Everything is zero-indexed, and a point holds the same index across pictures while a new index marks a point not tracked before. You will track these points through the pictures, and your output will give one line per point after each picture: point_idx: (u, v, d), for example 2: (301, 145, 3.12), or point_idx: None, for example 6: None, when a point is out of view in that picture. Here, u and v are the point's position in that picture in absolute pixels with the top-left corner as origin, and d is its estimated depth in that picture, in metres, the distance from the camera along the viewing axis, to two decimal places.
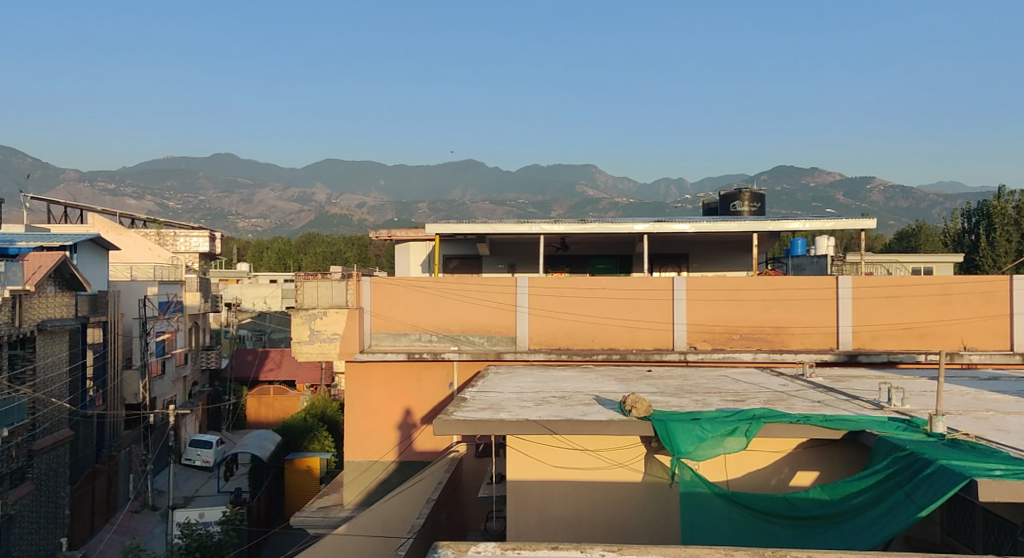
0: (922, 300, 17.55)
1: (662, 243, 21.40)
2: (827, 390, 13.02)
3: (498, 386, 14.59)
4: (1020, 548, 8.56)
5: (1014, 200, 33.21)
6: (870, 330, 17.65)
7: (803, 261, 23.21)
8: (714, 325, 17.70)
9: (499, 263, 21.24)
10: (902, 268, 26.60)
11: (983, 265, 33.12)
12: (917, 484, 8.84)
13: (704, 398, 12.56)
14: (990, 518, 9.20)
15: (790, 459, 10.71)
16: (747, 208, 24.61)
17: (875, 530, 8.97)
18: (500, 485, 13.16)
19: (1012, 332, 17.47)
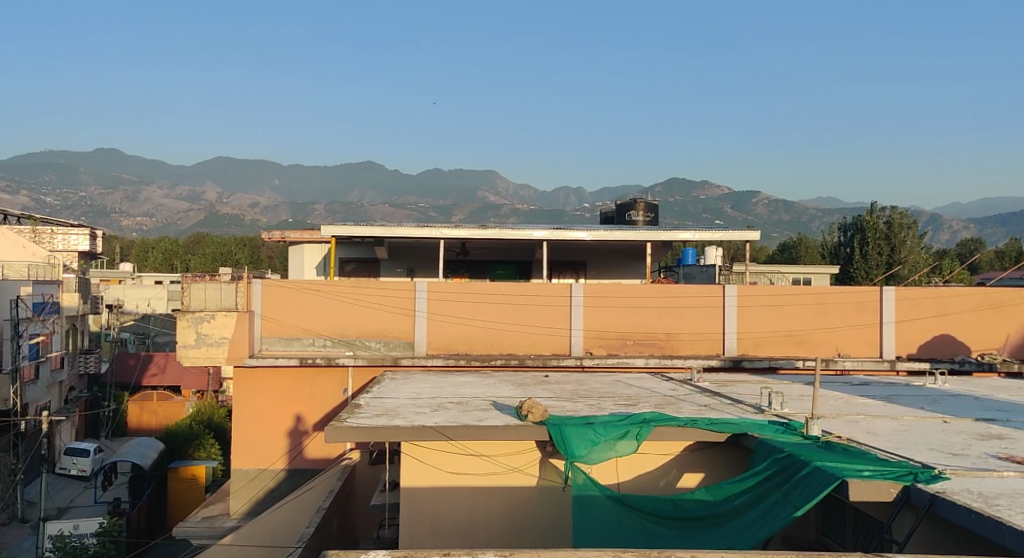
0: (804, 309, 18.14)
1: (559, 250, 21.55)
2: (713, 394, 13.31)
3: (392, 392, 14.37)
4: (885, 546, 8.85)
5: (886, 216, 34.75)
6: (756, 337, 18.14)
7: (694, 270, 23.72)
8: (609, 331, 17.90)
9: (397, 267, 21.03)
10: (785, 279, 27.52)
11: (857, 276, 34.47)
12: (793, 485, 8.97)
13: (598, 403, 12.66)
14: (858, 517, 9.56)
15: (678, 461, 10.88)
16: (641, 217, 25.00)
17: (753, 530, 9.04)
18: (394, 492, 13.00)
19: (881, 339, 18.22)
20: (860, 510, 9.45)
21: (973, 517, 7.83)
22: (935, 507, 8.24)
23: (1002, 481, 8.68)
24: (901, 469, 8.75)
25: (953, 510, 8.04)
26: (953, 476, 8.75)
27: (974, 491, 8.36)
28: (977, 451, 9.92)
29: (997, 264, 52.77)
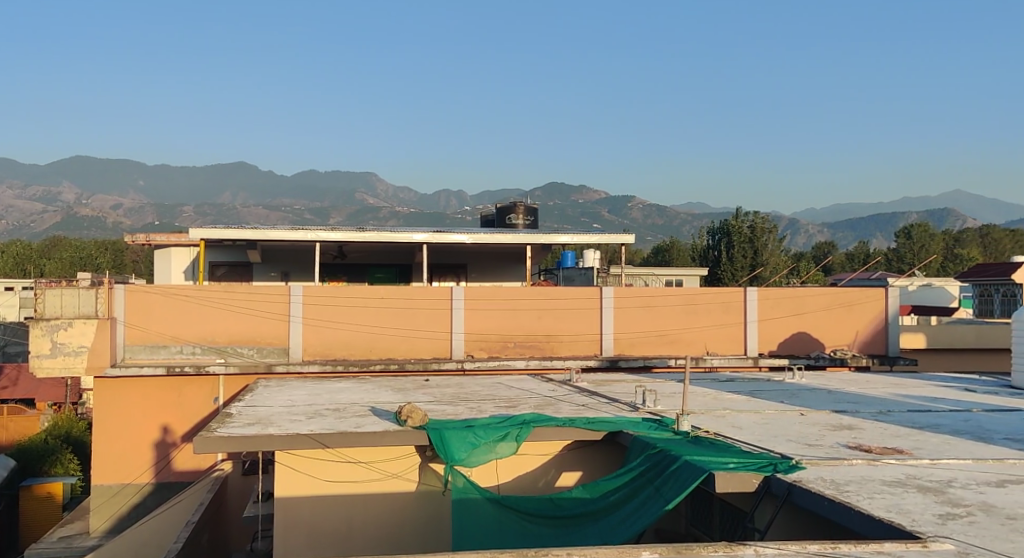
0: (675, 309, 18.56)
1: (438, 253, 21.38)
2: (590, 394, 13.43)
3: (265, 400, 13.90)
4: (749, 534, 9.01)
5: (749, 220, 36.13)
6: (632, 337, 18.43)
7: (573, 273, 23.98)
8: (489, 333, 17.86)
9: (271, 271, 20.48)
10: (658, 281, 28.16)
11: (723, 278, 35.59)
12: (665, 479, 8.95)
13: (478, 405, 12.59)
14: (724, 509, 9.79)
15: (556, 461, 10.90)
16: (521, 221, 25.10)
17: (627, 525, 8.86)
18: (267, 503, 12.57)
19: (747, 338, 18.80)
20: (727, 502, 9.64)
21: (825, 503, 7.80)
22: (793, 495, 8.30)
23: (853, 468, 8.97)
24: (762, 461, 8.92)
25: (808, 497, 8.05)
26: (809, 466, 8.99)
27: (827, 479, 8.49)
28: (831, 441, 10.29)
29: (850, 266, 55.62)
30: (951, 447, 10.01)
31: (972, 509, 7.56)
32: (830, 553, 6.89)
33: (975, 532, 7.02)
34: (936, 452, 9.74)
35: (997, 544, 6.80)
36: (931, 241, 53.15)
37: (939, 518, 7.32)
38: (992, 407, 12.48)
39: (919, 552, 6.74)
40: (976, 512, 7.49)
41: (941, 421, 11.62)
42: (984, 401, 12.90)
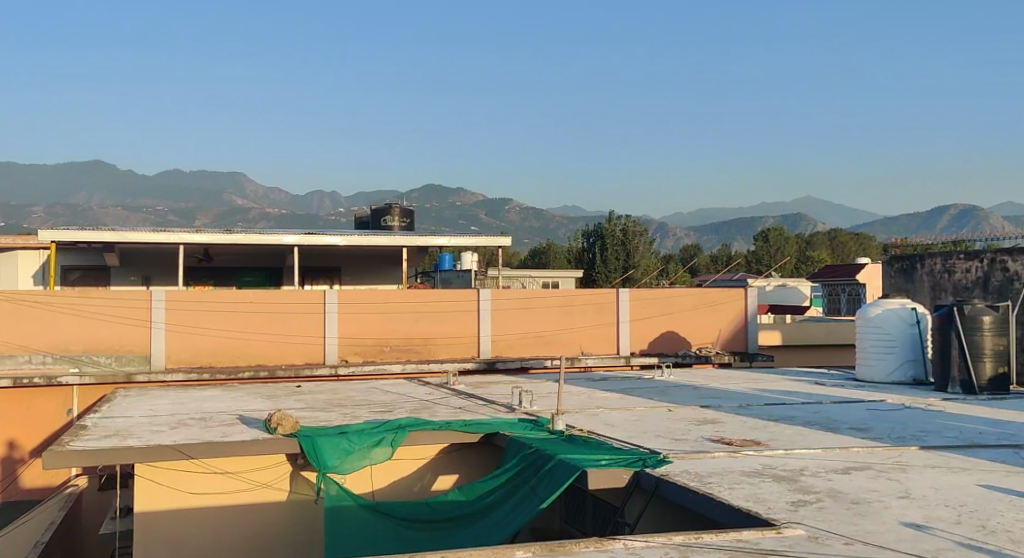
0: (549, 311, 18.77)
1: (311, 255, 20.94)
2: (465, 396, 13.40)
3: (124, 411, 13.26)
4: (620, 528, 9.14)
5: (621, 223, 36.96)
6: (509, 339, 18.52)
7: (450, 275, 23.91)
8: (364, 338, 17.59)
9: (131, 276, 19.62)
10: (535, 282, 28.40)
11: (597, 280, 36.19)
12: (540, 479, 8.77)
13: (352, 411, 12.37)
14: (596, 503, 9.92)
15: (432, 465, 10.77)
16: (397, 223, 24.85)
17: (504, 525, 8.62)
18: (126, 519, 12.01)
19: (619, 338, 19.17)
20: (599, 499, 9.75)
21: (689, 495, 7.97)
22: (660, 489, 8.40)
23: (715, 460, 9.23)
24: (632, 457, 9.06)
25: (676, 491, 8.16)
26: (676, 460, 9.17)
27: (691, 471, 8.69)
28: (696, 435, 10.58)
29: (713, 267, 57.64)
30: (804, 437, 10.44)
31: (821, 495, 7.85)
32: (693, 543, 6.77)
33: (823, 517, 7.18)
34: (790, 442, 10.13)
35: (843, 527, 6.90)
36: (787, 244, 55.73)
37: (792, 505, 7.55)
38: (842, 399, 13.10)
39: (774, 537, 6.75)
40: (825, 498, 7.77)
41: (796, 413, 12.11)
42: (835, 394, 13.53)
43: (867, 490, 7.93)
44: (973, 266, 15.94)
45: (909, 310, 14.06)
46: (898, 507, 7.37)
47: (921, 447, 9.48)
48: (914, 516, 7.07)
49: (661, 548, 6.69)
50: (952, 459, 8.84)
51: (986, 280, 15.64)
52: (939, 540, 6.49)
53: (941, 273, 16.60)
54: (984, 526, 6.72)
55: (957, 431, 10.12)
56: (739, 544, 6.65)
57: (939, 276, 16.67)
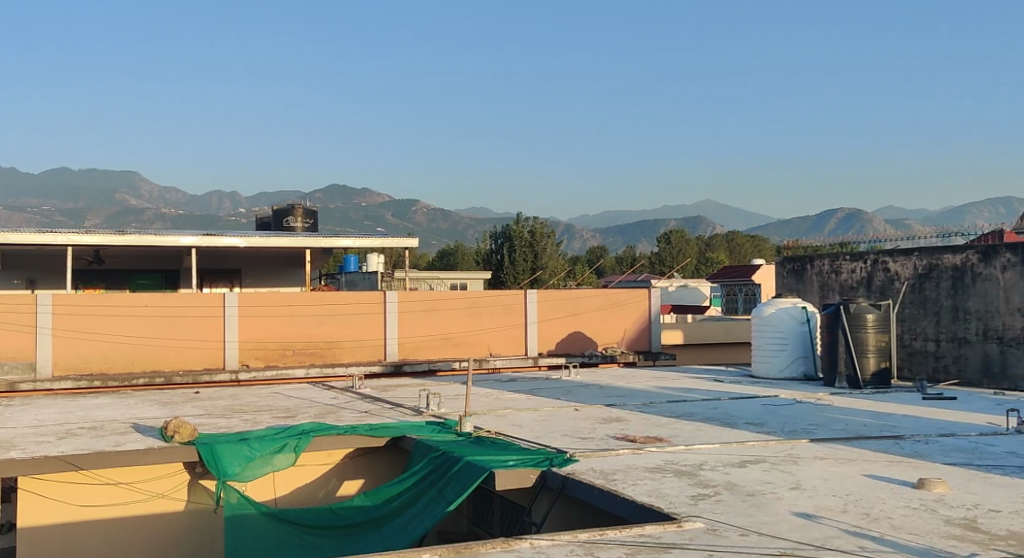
0: (455, 312, 18.73)
1: (209, 257, 20.40)
2: (371, 400, 13.24)
3: (8, 421, 12.66)
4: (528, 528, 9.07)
5: (529, 225, 37.17)
6: (415, 341, 18.40)
7: (355, 277, 23.64)
8: (266, 342, 17.22)
9: (16, 279, 18.81)
10: (442, 284, 28.31)
11: (506, 282, 36.26)
12: (447, 481, 8.57)
13: (253, 417, 12.09)
14: (505, 505, 9.86)
15: (337, 471, 10.45)
16: (300, 223, 24.43)
17: (411, 528, 8.34)
18: (11, 535, 11.47)
19: (526, 339, 19.26)
20: (506, 499, 9.70)
21: (596, 493, 8.01)
22: (567, 488, 8.43)
23: (620, 457, 9.33)
24: (539, 457, 9.03)
25: (582, 489, 8.20)
26: (581, 459, 9.23)
27: (597, 470, 8.76)
28: (601, 433, 10.69)
29: (618, 269, 58.57)
30: (704, 433, 10.66)
31: (719, 488, 8.01)
32: (598, 539, 6.77)
33: (720, 510, 7.32)
34: (691, 438, 10.32)
35: (740, 519, 7.04)
36: (688, 246, 57.02)
37: (692, 499, 7.68)
38: (740, 395, 13.42)
39: (675, 531, 6.83)
40: (722, 491, 7.93)
41: (696, 410, 12.35)
42: (733, 390, 13.86)
43: (761, 483, 8.13)
44: (858, 267, 16.53)
45: (799, 309, 14.59)
46: (789, 498, 7.57)
47: (811, 440, 9.78)
48: (805, 507, 7.27)
49: (566, 545, 6.65)
50: (840, 450, 9.13)
51: (869, 280, 16.25)
52: (827, 528, 6.68)
53: (829, 273, 17.17)
54: (868, 513, 6.95)
55: (844, 424, 10.47)
56: (642, 539, 6.69)
57: (827, 276, 17.23)
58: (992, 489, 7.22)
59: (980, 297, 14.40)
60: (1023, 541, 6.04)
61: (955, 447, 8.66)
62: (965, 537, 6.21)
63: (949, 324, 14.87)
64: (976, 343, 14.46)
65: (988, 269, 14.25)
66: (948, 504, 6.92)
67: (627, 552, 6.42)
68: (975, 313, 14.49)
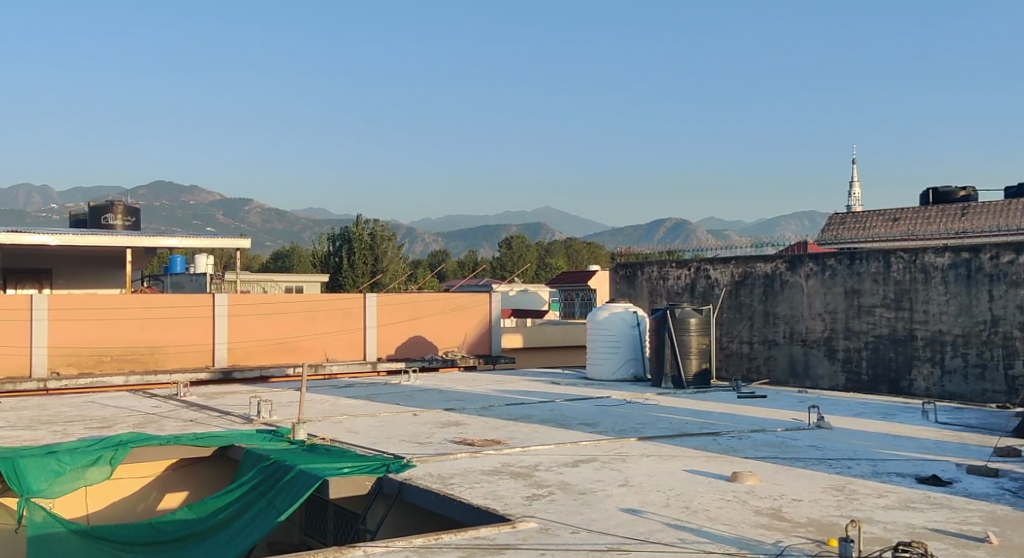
0: (289, 316, 18.35)
1: (18, 255, 19.13)
2: (198, 408, 12.80)
3: None
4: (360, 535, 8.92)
5: (368, 228, 36.81)
6: (247, 346, 17.90)
7: (182, 279, 22.80)
8: (81, 347, 16.36)
9: None
10: (276, 287, 27.69)
11: (344, 285, 35.72)
12: (278, 491, 8.36)
13: (65, 428, 11.44)
14: (338, 513, 9.70)
15: (159, 483, 10.02)
16: (120, 221, 23.32)
17: (239, 539, 8.08)
18: None
19: (364, 343, 19.10)
20: (340, 507, 9.56)
21: (432, 496, 8.03)
22: (403, 493, 8.41)
23: (457, 461, 9.39)
24: (375, 464, 8.95)
25: (418, 494, 8.20)
26: (419, 464, 9.23)
27: (434, 474, 8.78)
28: (439, 437, 10.74)
29: (460, 273, 58.85)
30: (539, 434, 10.87)
31: (553, 488, 8.20)
32: (433, 544, 6.76)
33: (553, 509, 7.50)
34: (526, 440, 10.52)
35: (570, 517, 7.23)
36: (528, 251, 57.92)
37: (527, 500, 7.82)
38: (574, 396, 13.77)
39: (509, 532, 6.94)
40: (555, 490, 8.12)
41: (532, 412, 12.58)
42: (567, 392, 14.19)
43: (592, 481, 8.38)
44: (683, 273, 17.28)
45: (631, 313, 15.21)
46: (618, 494, 7.85)
47: (640, 438, 10.16)
48: (632, 502, 7.55)
49: (400, 552, 6.63)
50: (664, 447, 9.52)
51: (692, 286, 17.03)
52: (651, 522, 6.95)
53: (658, 279, 17.85)
54: (688, 506, 7.28)
55: (669, 422, 10.94)
56: (476, 541, 6.76)
57: (655, 282, 17.91)
58: (796, 479, 7.71)
59: (787, 303, 15.37)
60: (821, 527, 6.48)
61: (765, 442, 9.20)
62: (772, 525, 6.60)
63: (761, 328, 15.77)
64: (783, 345, 15.41)
65: (794, 277, 15.24)
66: (758, 495, 7.36)
67: (461, 555, 6.46)
68: (783, 317, 15.44)
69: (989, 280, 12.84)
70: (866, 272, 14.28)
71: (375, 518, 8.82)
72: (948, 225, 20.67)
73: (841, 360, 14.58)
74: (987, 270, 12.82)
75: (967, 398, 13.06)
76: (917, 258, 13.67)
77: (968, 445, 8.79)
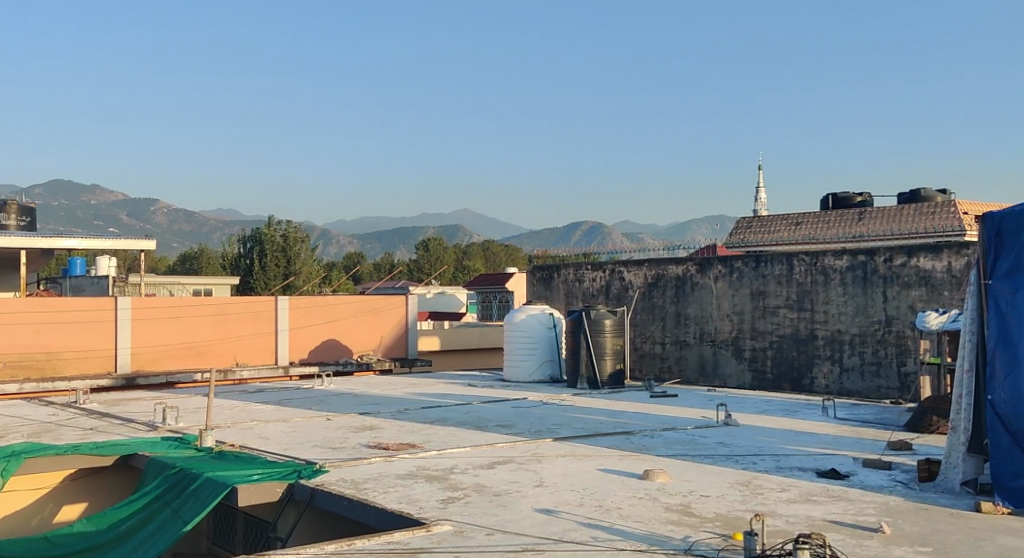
0: (197, 320, 17.90)
1: None
2: (100, 416, 12.36)
3: None
4: (270, 544, 8.71)
5: (281, 229, 36.20)
6: (151, 351, 17.36)
7: (82, 282, 22.06)
8: None
9: None
10: (183, 290, 27.02)
11: (255, 288, 35.05)
12: (183, 500, 8.13)
13: None
14: (248, 522, 9.46)
15: (55, 495, 9.64)
16: (15, 222, 22.44)
17: (143, 550, 7.85)
18: None
19: (276, 347, 18.79)
20: (249, 515, 9.33)
21: (345, 503, 7.90)
22: (314, 500, 8.24)
23: (371, 466, 9.28)
24: (286, 470, 8.78)
25: (330, 500, 8.06)
26: (331, 469, 9.09)
27: (347, 479, 8.64)
28: (352, 442, 10.60)
29: (375, 275, 58.36)
30: (454, 437, 10.82)
31: (468, 491, 8.16)
32: (345, 550, 6.64)
33: (468, 511, 7.45)
34: (442, 443, 10.45)
35: (485, 519, 7.20)
36: (445, 254, 57.73)
37: (442, 503, 7.76)
38: (490, 399, 13.76)
39: (423, 536, 6.87)
40: (470, 493, 8.09)
41: (448, 415, 12.51)
42: (484, 394, 14.15)
43: (507, 482, 8.37)
44: (598, 275, 17.44)
45: (548, 314, 15.22)
46: (533, 495, 7.85)
47: (555, 439, 10.19)
48: (546, 503, 7.55)
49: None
50: (578, 447, 9.57)
51: (607, 288, 17.18)
52: (565, 521, 6.96)
53: (573, 281, 17.98)
54: (602, 505, 7.32)
55: (584, 423, 11.01)
56: (390, 546, 6.67)
57: (572, 284, 18.04)
58: (705, 476, 7.82)
59: (697, 304, 15.64)
60: (728, 522, 6.59)
61: (676, 440, 9.34)
62: (682, 521, 6.68)
63: (673, 329, 16.01)
64: (694, 345, 15.67)
65: (704, 279, 15.53)
66: (669, 492, 7.45)
67: None
68: (693, 319, 15.71)
69: (883, 282, 13.39)
70: (771, 275, 14.64)
71: (286, 525, 8.62)
72: (847, 229, 21.35)
73: (748, 359, 14.89)
74: (882, 272, 13.38)
75: (864, 395, 13.53)
76: (817, 260, 14.11)
77: (864, 439, 9.06)
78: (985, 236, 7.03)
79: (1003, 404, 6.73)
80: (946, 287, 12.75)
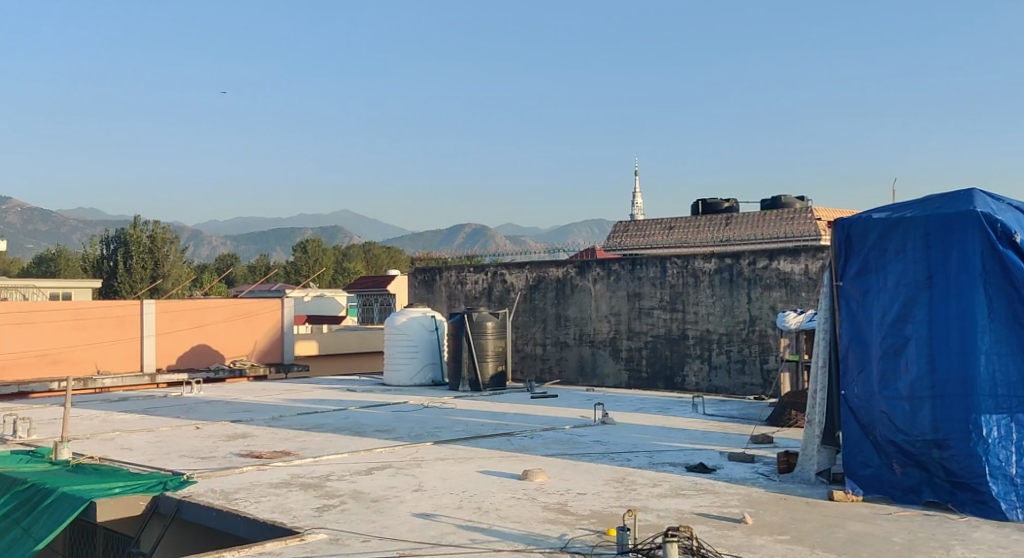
0: (53, 325, 16.98)
1: None
2: None
3: None
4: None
5: (148, 230, 34.77)
6: (2, 359, 16.30)
7: None
8: None
9: None
10: (39, 294, 25.61)
11: (121, 291, 33.60)
12: (35, 518, 7.63)
13: None
14: (109, 537, 8.95)
15: None
16: None
17: None
18: None
19: (142, 353, 18.02)
20: (111, 530, 8.83)
21: (213, 513, 7.54)
22: (180, 512, 7.85)
23: (242, 475, 8.91)
24: (150, 482, 8.34)
25: (197, 511, 7.68)
26: (200, 479, 8.68)
27: (216, 489, 8.27)
28: (222, 451, 10.17)
29: (251, 277, 56.87)
30: (331, 444, 10.52)
31: (343, 498, 7.91)
32: None
33: (344, 519, 7.22)
34: (317, 450, 10.14)
35: (361, 526, 6.98)
36: (323, 256, 56.69)
37: (316, 511, 7.50)
38: (368, 403, 13.48)
39: (296, 545, 6.59)
40: (346, 500, 7.84)
41: (325, 421, 12.17)
42: (363, 399, 13.86)
43: (385, 488, 8.16)
44: (480, 278, 17.37)
45: (429, 317, 15.05)
46: (411, 500, 7.67)
47: (435, 442, 10.02)
48: (424, 507, 7.38)
49: None
50: (457, 450, 9.43)
51: (490, 290, 17.11)
52: (442, 525, 6.82)
53: (456, 284, 17.85)
54: (480, 507, 7.20)
55: (464, 425, 10.88)
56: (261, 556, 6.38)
57: (454, 286, 17.90)
58: (581, 475, 7.80)
59: (576, 306, 15.74)
60: (604, 519, 6.57)
61: (555, 440, 9.30)
62: (559, 520, 6.62)
63: (553, 330, 16.07)
64: (573, 345, 15.76)
65: (582, 281, 15.64)
66: (547, 491, 7.39)
67: None
68: (573, 320, 15.80)
69: (747, 283, 13.78)
70: (646, 277, 14.83)
71: (150, 539, 8.18)
72: (716, 232, 21.89)
73: (624, 359, 15.05)
74: (747, 275, 13.76)
75: (730, 391, 13.89)
76: (688, 263, 14.37)
77: (731, 434, 9.24)
78: (836, 240, 7.24)
79: (855, 399, 6.93)
80: (804, 289, 13.25)
